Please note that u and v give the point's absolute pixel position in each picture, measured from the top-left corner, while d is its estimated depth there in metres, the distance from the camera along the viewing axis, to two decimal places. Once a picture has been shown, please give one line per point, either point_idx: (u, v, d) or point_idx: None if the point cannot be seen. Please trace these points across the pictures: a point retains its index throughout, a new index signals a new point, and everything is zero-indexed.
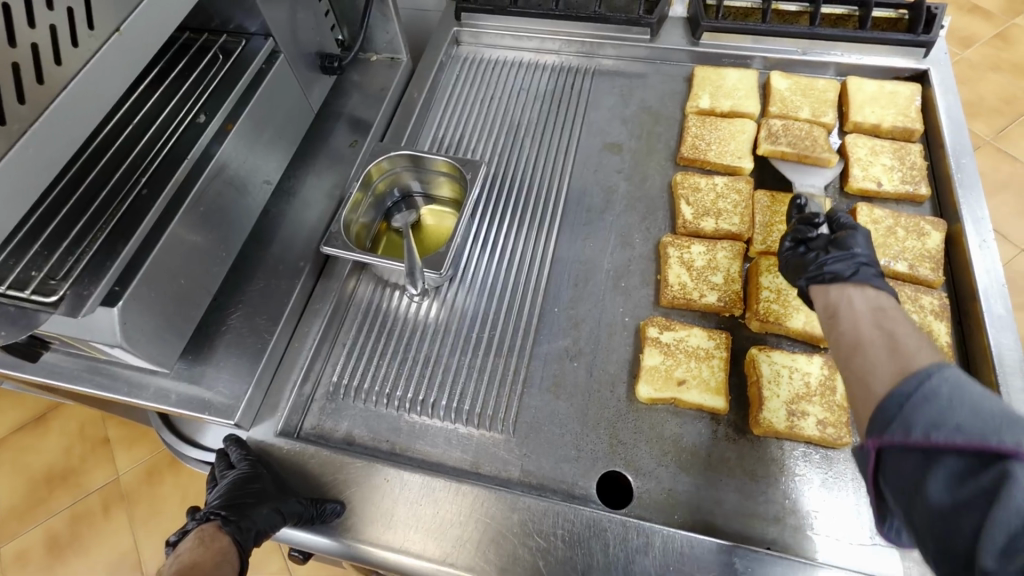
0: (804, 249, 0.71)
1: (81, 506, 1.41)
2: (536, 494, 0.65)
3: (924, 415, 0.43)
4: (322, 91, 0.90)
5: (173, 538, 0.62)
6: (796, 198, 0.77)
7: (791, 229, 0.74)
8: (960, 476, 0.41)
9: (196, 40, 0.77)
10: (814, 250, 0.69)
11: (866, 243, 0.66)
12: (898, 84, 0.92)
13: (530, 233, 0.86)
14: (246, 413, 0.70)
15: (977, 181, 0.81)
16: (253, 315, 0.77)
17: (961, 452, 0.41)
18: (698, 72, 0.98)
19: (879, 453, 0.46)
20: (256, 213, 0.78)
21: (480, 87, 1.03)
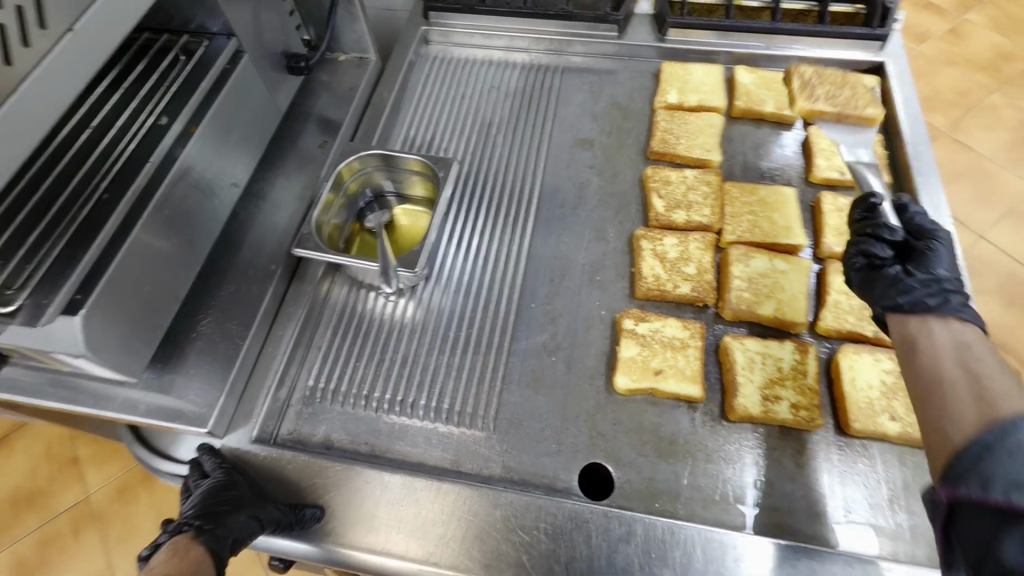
0: (878, 263, 0.66)
1: (49, 529, 1.36)
2: (518, 489, 0.65)
3: (1005, 473, 0.42)
4: (289, 91, 0.88)
5: (145, 552, 0.60)
6: (868, 195, 0.70)
7: (859, 237, 0.69)
8: None
9: (156, 40, 0.75)
10: (889, 266, 0.65)
11: (948, 262, 0.63)
12: (857, 77, 0.95)
13: (505, 230, 0.86)
14: (218, 421, 0.68)
15: (933, 169, 0.85)
16: (223, 320, 0.75)
17: None
18: (666, 68, 1.00)
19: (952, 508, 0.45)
20: (223, 217, 0.76)
21: (451, 86, 1.03)
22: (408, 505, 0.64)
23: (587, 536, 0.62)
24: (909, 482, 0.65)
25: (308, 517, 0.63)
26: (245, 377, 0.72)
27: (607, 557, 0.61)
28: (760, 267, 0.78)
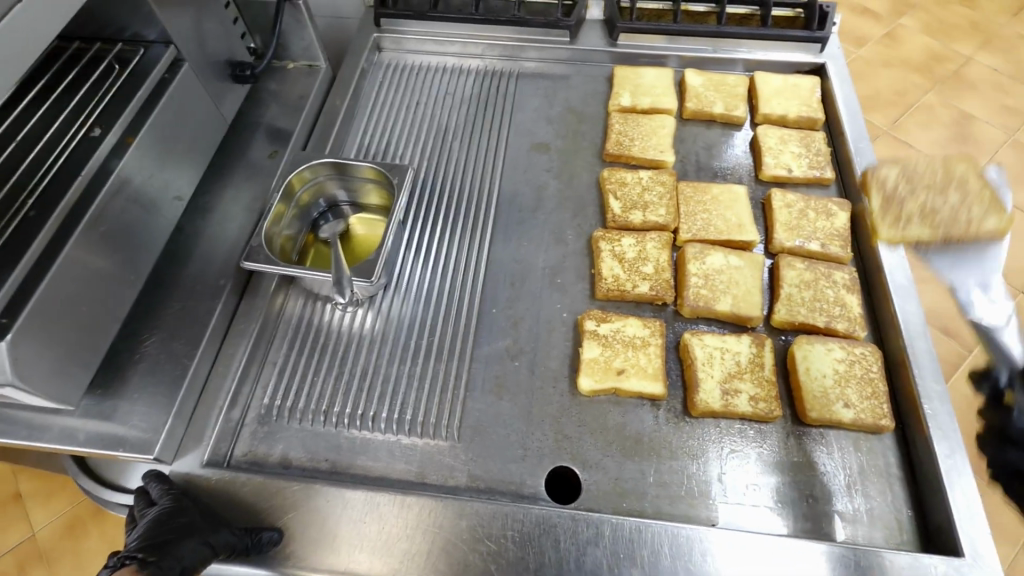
0: None
1: None
2: (484, 498, 0.64)
3: None
4: (235, 101, 0.85)
5: None
6: None
7: None
8: None
9: (87, 49, 0.71)
10: None
11: None
12: (800, 78, 0.99)
13: (464, 236, 0.85)
14: (166, 445, 0.65)
15: (874, 164, 0.88)
16: (170, 340, 0.71)
17: None
18: (618, 72, 1.01)
19: None
20: (167, 232, 0.73)
21: (405, 93, 1.02)
22: (372, 523, 0.62)
23: (555, 541, 0.61)
24: (864, 466, 0.67)
25: (265, 540, 0.60)
26: (194, 398, 0.69)
27: (576, 561, 0.60)
28: (715, 264, 0.80)
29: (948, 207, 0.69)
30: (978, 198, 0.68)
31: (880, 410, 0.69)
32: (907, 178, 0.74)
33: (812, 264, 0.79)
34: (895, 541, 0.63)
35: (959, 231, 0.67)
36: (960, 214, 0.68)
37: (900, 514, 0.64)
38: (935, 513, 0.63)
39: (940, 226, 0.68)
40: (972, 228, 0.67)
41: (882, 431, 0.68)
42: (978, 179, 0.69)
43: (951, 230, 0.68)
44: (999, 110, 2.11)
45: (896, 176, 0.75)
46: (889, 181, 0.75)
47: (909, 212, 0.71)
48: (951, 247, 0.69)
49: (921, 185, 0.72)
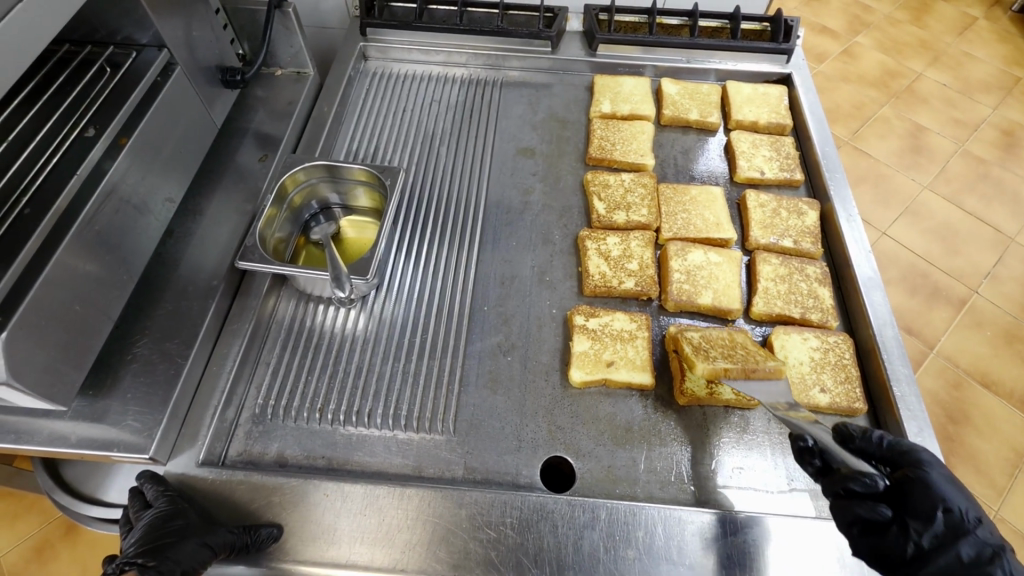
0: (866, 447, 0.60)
1: None
2: (482, 488, 0.66)
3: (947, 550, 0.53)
4: (224, 106, 0.86)
5: None
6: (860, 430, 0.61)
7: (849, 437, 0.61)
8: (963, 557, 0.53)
9: (77, 53, 0.72)
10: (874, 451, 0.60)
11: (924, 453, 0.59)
12: (769, 87, 1.05)
13: (452, 237, 0.87)
14: (161, 446, 0.65)
15: (840, 167, 0.94)
16: (162, 340, 0.71)
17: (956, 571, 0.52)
18: (598, 81, 1.06)
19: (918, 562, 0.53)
20: (157, 233, 0.73)
21: (391, 100, 1.04)
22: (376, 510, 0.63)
23: (552, 526, 0.63)
24: None
25: (268, 536, 0.60)
26: (188, 399, 0.69)
27: (573, 544, 0.62)
28: (696, 261, 0.83)
29: (738, 353, 0.70)
30: (756, 354, 0.71)
31: (853, 394, 0.73)
32: (705, 338, 0.73)
33: (785, 259, 0.84)
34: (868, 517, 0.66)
35: (749, 367, 0.66)
36: (744, 354, 0.70)
37: None
38: None
39: (737, 362, 0.68)
40: (752, 365, 0.67)
41: (856, 414, 0.72)
42: (756, 349, 0.72)
43: (744, 365, 0.67)
44: (950, 122, 2.25)
45: (697, 337, 0.73)
46: (693, 341, 0.72)
47: (715, 354, 0.69)
48: (751, 378, 0.67)
49: (717, 346, 0.72)
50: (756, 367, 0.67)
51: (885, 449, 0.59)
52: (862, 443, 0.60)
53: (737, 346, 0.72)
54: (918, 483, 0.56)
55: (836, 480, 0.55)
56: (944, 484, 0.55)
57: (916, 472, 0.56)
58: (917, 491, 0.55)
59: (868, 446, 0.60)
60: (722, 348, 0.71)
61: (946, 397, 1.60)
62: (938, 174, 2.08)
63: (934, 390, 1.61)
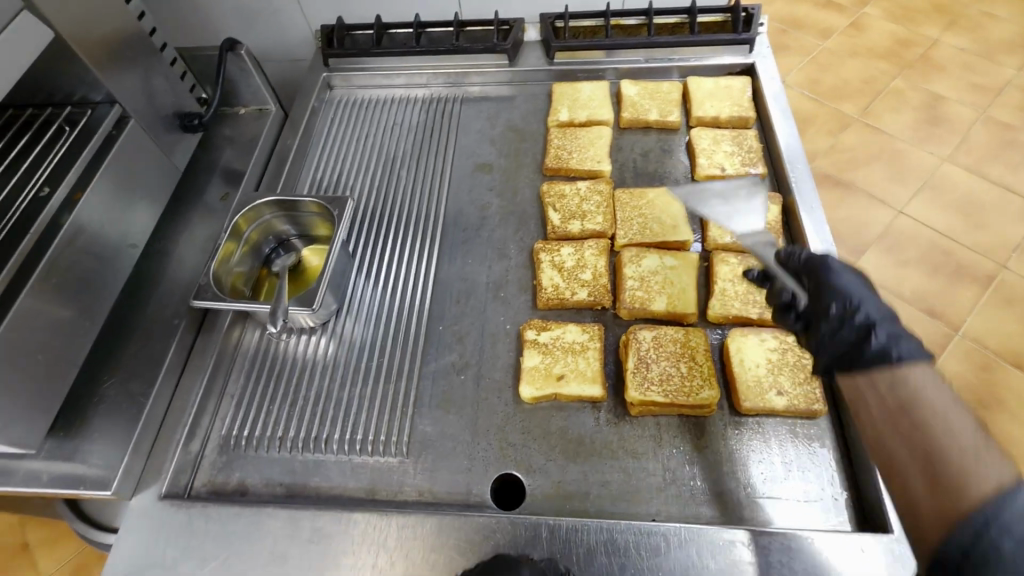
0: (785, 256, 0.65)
1: None
2: (432, 509, 0.67)
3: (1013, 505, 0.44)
4: (186, 150, 0.90)
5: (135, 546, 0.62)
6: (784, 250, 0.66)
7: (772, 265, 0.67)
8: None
9: (38, 114, 0.77)
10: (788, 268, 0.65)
11: (865, 289, 0.59)
12: (732, 79, 1.03)
13: (411, 258, 0.89)
14: (125, 482, 0.68)
15: (803, 157, 0.91)
16: (128, 381, 0.75)
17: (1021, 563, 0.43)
18: (556, 89, 1.05)
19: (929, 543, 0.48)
20: (121, 278, 0.77)
21: (355, 127, 1.07)
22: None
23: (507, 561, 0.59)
24: (804, 450, 0.67)
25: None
26: (152, 435, 0.72)
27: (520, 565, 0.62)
28: (650, 266, 0.82)
29: (681, 372, 0.72)
30: (699, 373, 0.72)
31: (813, 395, 0.70)
32: (656, 343, 0.74)
33: (745, 258, 0.81)
34: (835, 522, 0.63)
35: (681, 400, 0.70)
36: (684, 377, 0.71)
37: (838, 497, 0.64)
38: (870, 491, 0.63)
39: (673, 390, 0.70)
40: (685, 397, 0.70)
41: (818, 416, 0.69)
42: (704, 363, 0.73)
43: (677, 397, 0.70)
44: (968, 89, 2.13)
45: (648, 341, 0.75)
46: (642, 348, 0.74)
47: (653, 376, 0.71)
48: (677, 408, 0.70)
49: (663, 358, 0.73)
50: (687, 400, 0.69)
51: (804, 261, 0.63)
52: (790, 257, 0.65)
53: (685, 356, 0.73)
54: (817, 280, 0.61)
55: (815, 301, 0.61)
56: (858, 293, 0.59)
57: (823, 277, 0.61)
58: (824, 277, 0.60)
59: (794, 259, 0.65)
60: (665, 364, 0.72)
61: (975, 380, 1.51)
62: (958, 146, 1.97)
63: (959, 374, 1.53)
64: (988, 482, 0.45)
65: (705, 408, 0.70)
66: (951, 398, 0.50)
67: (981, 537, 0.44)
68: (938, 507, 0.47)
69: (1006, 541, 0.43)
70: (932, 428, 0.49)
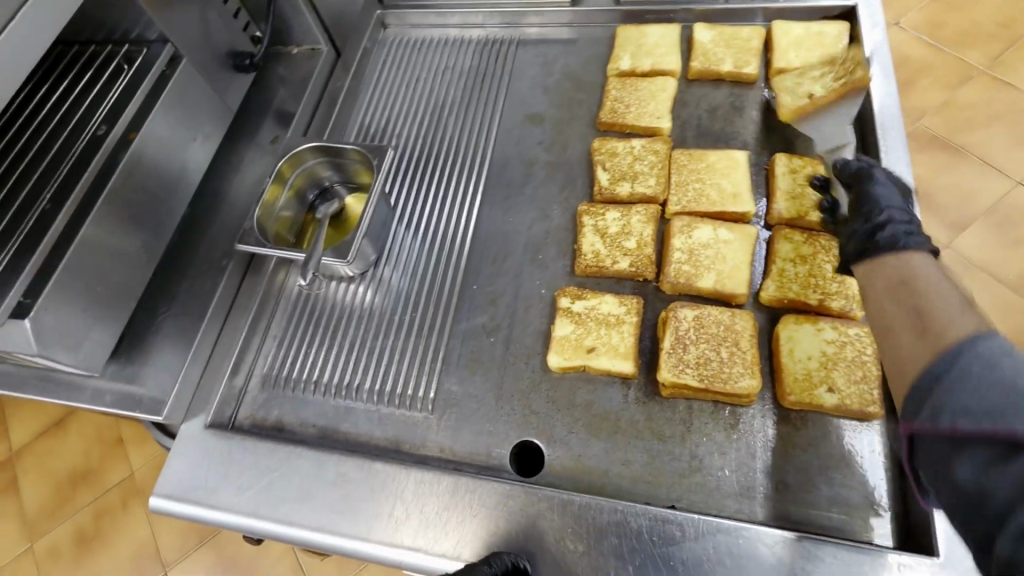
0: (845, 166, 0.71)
1: (102, 503, 1.40)
2: (451, 468, 0.68)
3: (963, 386, 0.42)
4: (239, 90, 0.90)
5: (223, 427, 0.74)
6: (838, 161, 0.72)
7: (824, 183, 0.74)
8: (992, 465, 0.39)
9: (101, 52, 0.78)
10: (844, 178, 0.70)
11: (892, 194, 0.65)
12: (825, 25, 0.89)
13: (452, 211, 0.87)
14: (175, 408, 0.74)
15: (900, 122, 0.79)
16: (180, 317, 0.79)
17: (991, 442, 0.39)
18: (620, 32, 0.96)
19: (912, 439, 0.45)
20: (175, 217, 0.80)
21: (406, 69, 1.03)
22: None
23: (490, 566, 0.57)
24: (849, 454, 0.62)
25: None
26: (200, 368, 0.77)
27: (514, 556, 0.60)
28: (702, 238, 0.75)
29: (720, 356, 0.67)
30: (741, 360, 0.67)
31: (869, 396, 0.63)
32: (698, 323, 0.70)
33: (811, 237, 0.73)
34: (873, 533, 0.59)
35: (716, 387, 0.65)
36: (723, 363, 0.67)
37: (881, 508, 0.60)
38: (918, 507, 0.58)
39: (708, 375, 0.66)
40: (720, 385, 0.65)
41: (871, 418, 0.63)
42: (748, 350, 0.67)
43: (712, 383, 0.66)
44: None
45: (689, 320, 0.70)
46: (681, 327, 0.69)
47: (689, 358, 0.67)
48: (711, 394, 0.66)
49: (703, 339, 0.68)
50: (722, 387, 0.65)
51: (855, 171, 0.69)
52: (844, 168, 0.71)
53: (727, 340, 0.68)
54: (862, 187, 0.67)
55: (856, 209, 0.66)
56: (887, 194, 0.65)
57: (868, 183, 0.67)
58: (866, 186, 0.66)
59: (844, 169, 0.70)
60: (704, 346, 0.68)
61: None
62: None
63: None
64: (966, 327, 0.45)
65: (742, 398, 0.65)
66: (934, 274, 0.50)
67: (951, 369, 0.43)
68: (921, 350, 0.46)
69: (974, 362, 0.42)
70: (916, 291, 0.49)
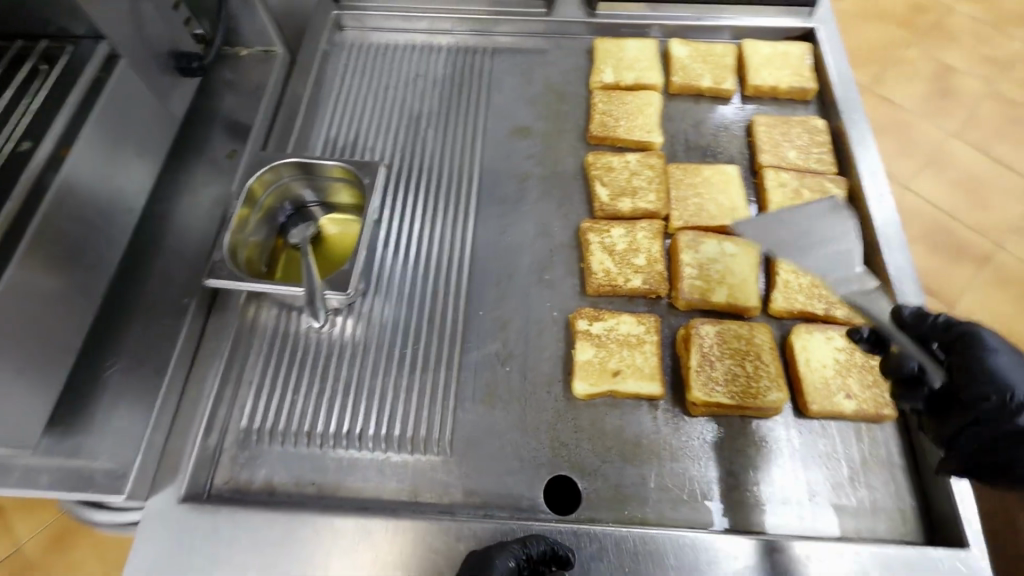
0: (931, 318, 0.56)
1: None
2: (483, 515, 0.62)
3: None
4: (184, 97, 0.78)
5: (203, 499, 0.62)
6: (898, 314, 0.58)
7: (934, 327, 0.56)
8: None
9: (7, 49, 0.63)
10: (930, 328, 0.56)
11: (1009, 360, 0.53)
12: (790, 45, 0.94)
13: (444, 231, 0.80)
14: (139, 482, 0.61)
15: (869, 136, 0.85)
16: (135, 368, 0.68)
17: None
18: (598, 45, 0.95)
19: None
20: (119, 248, 0.67)
21: (372, 76, 0.94)
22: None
23: (522, 548, 0.56)
24: (868, 457, 0.65)
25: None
26: (165, 431, 0.65)
27: (548, 540, 0.58)
28: (709, 253, 0.76)
29: (746, 371, 0.68)
30: (765, 374, 0.68)
31: (881, 399, 0.67)
32: (720, 338, 0.70)
33: None
34: (900, 531, 0.62)
35: (748, 403, 0.66)
36: (749, 377, 0.67)
37: (904, 506, 0.63)
38: (941, 502, 0.61)
39: (738, 391, 0.66)
40: (750, 400, 0.66)
41: (884, 420, 0.66)
42: (769, 362, 0.69)
43: (743, 399, 0.66)
44: None
45: (712, 336, 0.70)
46: (705, 343, 0.69)
47: (719, 376, 0.67)
48: (741, 410, 0.66)
49: (728, 355, 0.68)
50: (753, 402, 0.65)
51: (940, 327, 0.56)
52: (921, 325, 0.57)
53: (750, 353, 0.69)
54: (978, 360, 0.53)
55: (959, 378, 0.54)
56: (1009, 368, 0.52)
57: (976, 348, 0.53)
58: (970, 351, 0.54)
59: (925, 326, 0.56)
60: (730, 362, 0.68)
61: None
62: (965, 120, 1.80)
63: None
64: None
65: (771, 411, 0.66)
66: None
67: None
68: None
69: None
70: None
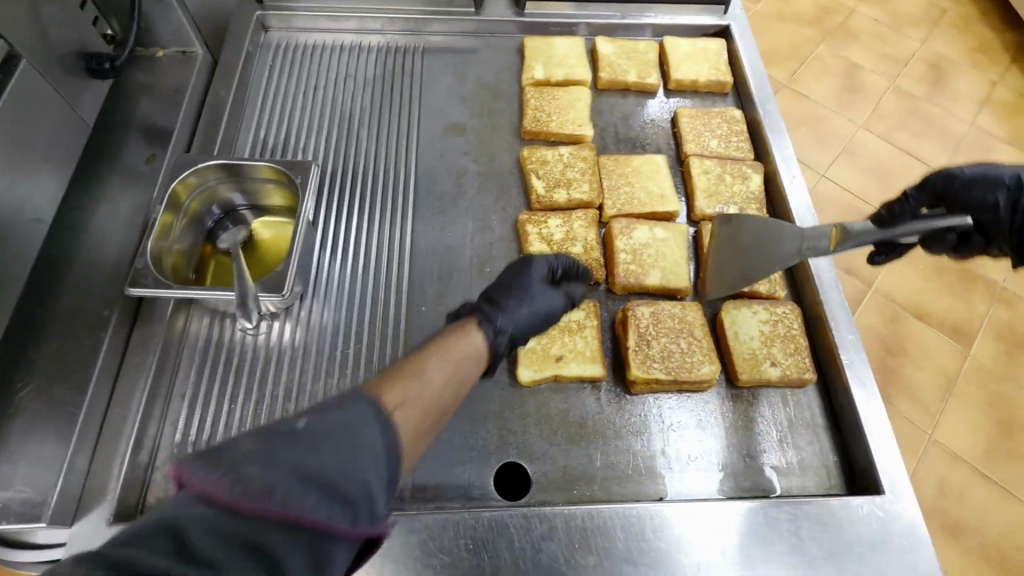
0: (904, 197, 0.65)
1: None
2: (433, 507, 0.62)
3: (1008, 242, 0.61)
4: (95, 100, 0.74)
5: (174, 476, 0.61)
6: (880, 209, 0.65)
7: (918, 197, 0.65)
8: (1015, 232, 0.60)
9: None
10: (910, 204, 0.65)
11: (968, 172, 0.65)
12: (707, 41, 0.99)
13: (382, 229, 0.80)
14: (62, 505, 0.57)
15: (782, 124, 0.91)
16: (50, 389, 0.63)
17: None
18: (528, 44, 0.97)
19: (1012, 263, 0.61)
20: (26, 261, 0.63)
21: (300, 76, 0.93)
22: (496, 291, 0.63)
23: (554, 258, 0.69)
24: (794, 421, 0.70)
25: (492, 333, 0.58)
26: (88, 452, 0.61)
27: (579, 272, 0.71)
28: (642, 238, 0.79)
29: (680, 348, 0.71)
30: (698, 350, 0.71)
31: (803, 364, 0.72)
32: (655, 319, 0.73)
33: None
34: (826, 486, 0.66)
35: (683, 377, 0.69)
36: (683, 353, 0.71)
37: (828, 463, 0.68)
38: (860, 456, 0.67)
39: (673, 367, 0.69)
40: (685, 375, 0.69)
41: (806, 385, 0.71)
42: (702, 337, 0.73)
43: (677, 374, 0.69)
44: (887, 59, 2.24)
45: (648, 317, 0.73)
46: (642, 323, 0.72)
47: (655, 353, 0.70)
48: (677, 384, 0.69)
49: (663, 333, 0.72)
50: (687, 376, 0.69)
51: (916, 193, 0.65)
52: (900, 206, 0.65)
53: (683, 331, 0.73)
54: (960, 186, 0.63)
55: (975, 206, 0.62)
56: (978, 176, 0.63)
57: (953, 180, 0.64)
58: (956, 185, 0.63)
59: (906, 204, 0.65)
60: (665, 341, 0.71)
61: None
62: (872, 113, 1.95)
63: None
64: None
65: (704, 384, 0.70)
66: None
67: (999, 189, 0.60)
68: None
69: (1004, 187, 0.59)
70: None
